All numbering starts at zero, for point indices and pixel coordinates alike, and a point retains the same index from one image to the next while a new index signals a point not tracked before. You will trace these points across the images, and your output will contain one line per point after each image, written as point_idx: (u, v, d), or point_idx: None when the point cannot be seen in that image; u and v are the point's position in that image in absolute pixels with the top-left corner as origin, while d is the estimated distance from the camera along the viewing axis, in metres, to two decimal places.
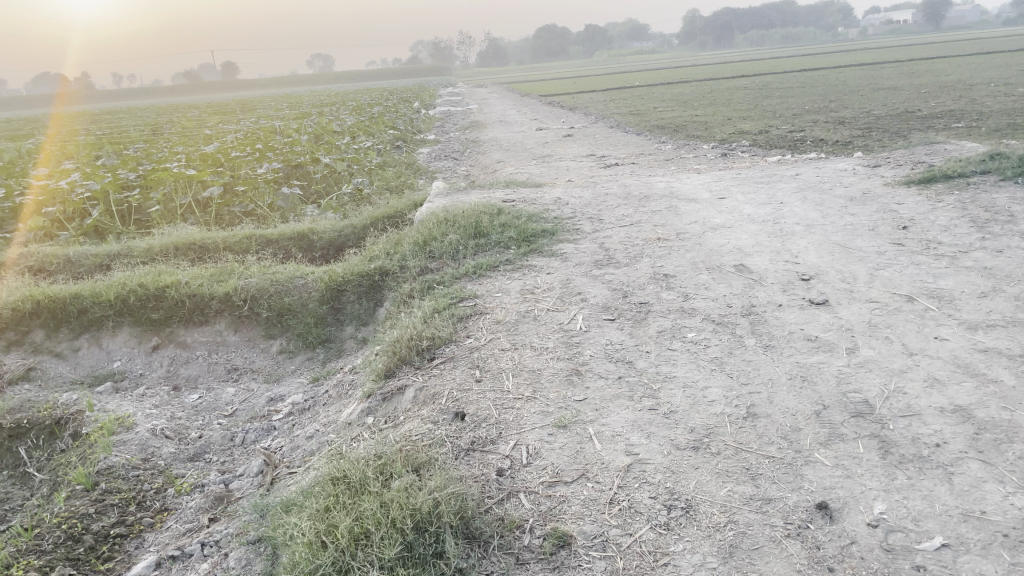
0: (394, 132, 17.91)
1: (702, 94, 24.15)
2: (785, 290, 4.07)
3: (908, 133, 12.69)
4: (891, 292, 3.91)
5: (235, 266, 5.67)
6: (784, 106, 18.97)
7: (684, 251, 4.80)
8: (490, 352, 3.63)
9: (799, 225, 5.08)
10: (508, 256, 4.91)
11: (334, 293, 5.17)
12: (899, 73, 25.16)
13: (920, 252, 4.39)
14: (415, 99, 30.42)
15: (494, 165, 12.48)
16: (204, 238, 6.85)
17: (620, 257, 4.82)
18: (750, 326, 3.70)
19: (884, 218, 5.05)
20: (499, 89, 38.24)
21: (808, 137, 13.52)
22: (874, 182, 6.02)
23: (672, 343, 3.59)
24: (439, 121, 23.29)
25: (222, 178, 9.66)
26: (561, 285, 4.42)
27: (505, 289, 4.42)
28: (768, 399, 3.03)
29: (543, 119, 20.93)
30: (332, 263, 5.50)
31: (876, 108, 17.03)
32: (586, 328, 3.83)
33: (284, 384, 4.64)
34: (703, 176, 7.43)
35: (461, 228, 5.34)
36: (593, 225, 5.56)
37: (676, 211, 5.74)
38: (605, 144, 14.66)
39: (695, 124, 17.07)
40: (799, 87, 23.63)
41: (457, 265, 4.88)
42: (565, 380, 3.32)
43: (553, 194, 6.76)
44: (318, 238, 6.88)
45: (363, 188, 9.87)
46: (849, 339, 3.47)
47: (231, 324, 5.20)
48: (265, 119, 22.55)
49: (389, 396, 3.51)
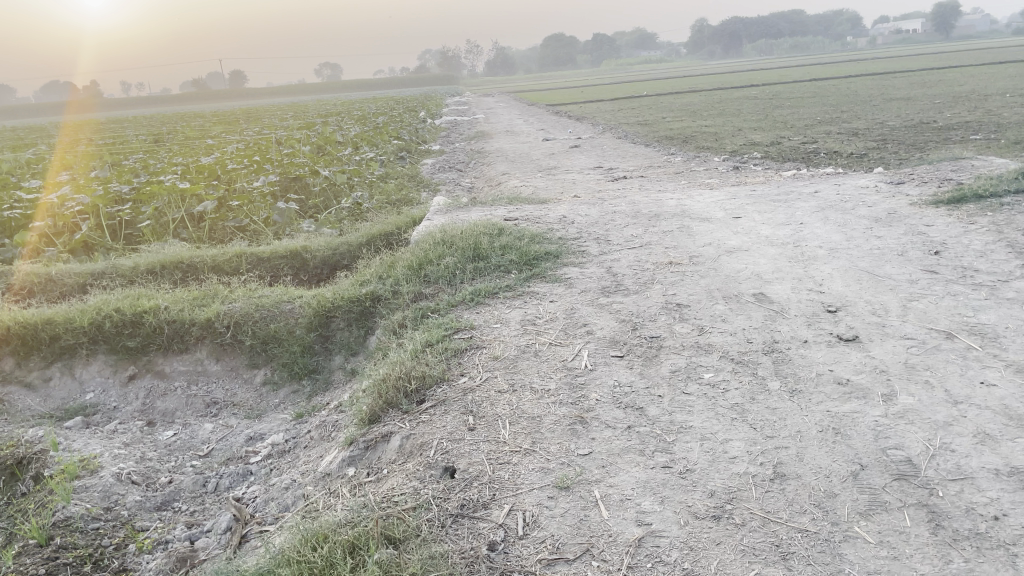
0: (398, 143, 17.65)
1: (713, 104, 23.81)
2: (809, 324, 3.72)
3: (926, 146, 12.34)
4: (927, 328, 3.56)
5: (220, 288, 5.36)
6: (795, 117, 18.60)
7: (699, 277, 4.46)
8: (486, 394, 3.28)
9: (821, 249, 4.73)
10: (509, 282, 4.57)
11: (323, 320, 4.84)
12: (912, 83, 24.78)
13: (956, 281, 4.04)
14: (422, 108, 30.23)
15: (499, 177, 12.16)
16: (192, 257, 6.56)
17: (629, 283, 4.48)
18: (773, 365, 3.35)
19: (912, 241, 4.70)
20: (505, 99, 38.05)
21: (821, 149, 13.17)
22: (899, 201, 5.67)
23: (687, 387, 3.24)
24: (443, 132, 23.04)
25: (217, 191, 9.38)
26: (565, 316, 4.08)
27: (504, 320, 4.08)
28: (798, 456, 2.68)
29: (549, 129, 20.66)
30: (322, 287, 5.18)
31: (890, 119, 16.66)
32: (592, 366, 3.48)
33: (265, 421, 4.31)
34: (716, 192, 7.08)
35: (459, 250, 5.00)
36: (601, 246, 5.22)
37: (689, 231, 5.41)
38: (613, 155, 14.33)
39: (705, 135, 16.75)
40: (810, 97, 23.30)
41: (454, 292, 4.54)
42: (568, 430, 2.96)
43: (558, 212, 6.42)
44: (311, 257, 6.59)
45: (362, 202, 9.57)
46: (885, 383, 3.11)
47: (212, 352, 4.88)
48: (268, 129, 22.34)
49: (372, 444, 3.17)
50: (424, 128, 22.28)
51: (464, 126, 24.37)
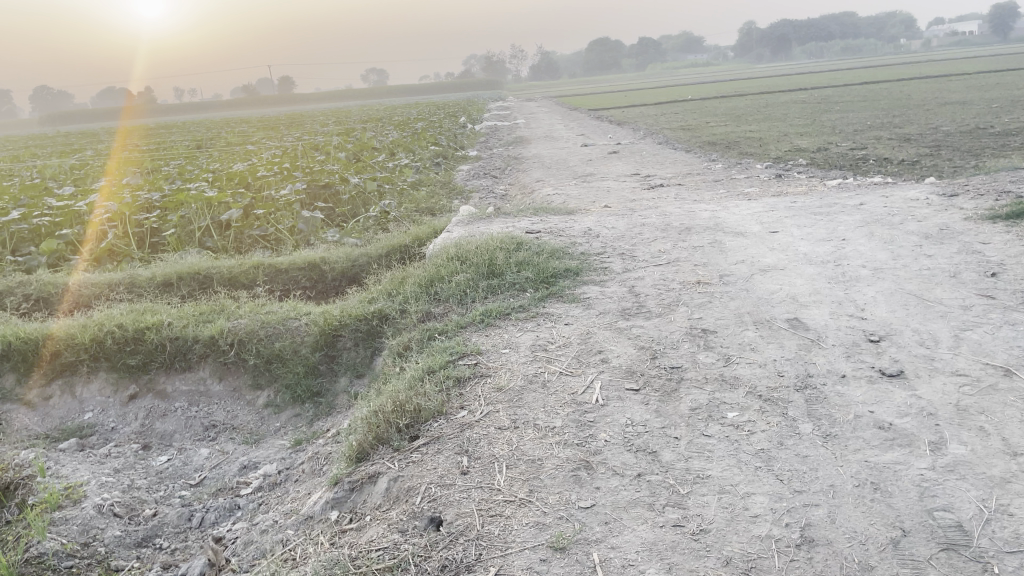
0: (435, 149, 17.49)
1: (758, 109, 23.23)
2: (848, 355, 3.36)
3: (982, 153, 11.73)
4: (982, 363, 3.17)
5: (227, 302, 5.17)
6: (843, 122, 18.00)
7: (729, 299, 4.11)
8: (485, 432, 2.99)
9: (864, 269, 4.35)
10: (523, 302, 4.28)
11: (329, 339, 4.60)
12: (967, 86, 23.89)
13: (1016, 307, 3.64)
14: (463, 114, 30.08)
15: (532, 185, 11.87)
16: (209, 268, 6.40)
17: (652, 304, 4.15)
18: (806, 405, 3.00)
19: (966, 261, 4.29)
20: (546, 104, 37.82)
21: (870, 155, 12.64)
22: (952, 216, 5.24)
23: (708, 427, 2.91)
24: (482, 138, 22.85)
25: (243, 199, 9.24)
26: (579, 341, 3.77)
27: (514, 345, 3.79)
28: (829, 517, 2.34)
29: (589, 135, 20.33)
30: (331, 303, 4.95)
31: (943, 124, 16.00)
32: (604, 400, 3.17)
33: (262, 447, 4.07)
34: (754, 203, 6.70)
35: (473, 266, 4.73)
36: (626, 263, 4.90)
37: (721, 247, 5.06)
38: (652, 161, 13.96)
39: (749, 140, 16.25)
40: (860, 101, 22.60)
41: (465, 312, 4.26)
42: (570, 477, 2.66)
43: (585, 224, 6.11)
44: (330, 270, 6.41)
45: (389, 211, 9.37)
46: (933, 430, 2.75)
47: (215, 372, 4.68)
48: (308, 135, 22.38)
49: (358, 486, 2.90)
50: (462, 134, 22.11)
51: (503, 132, 24.14)
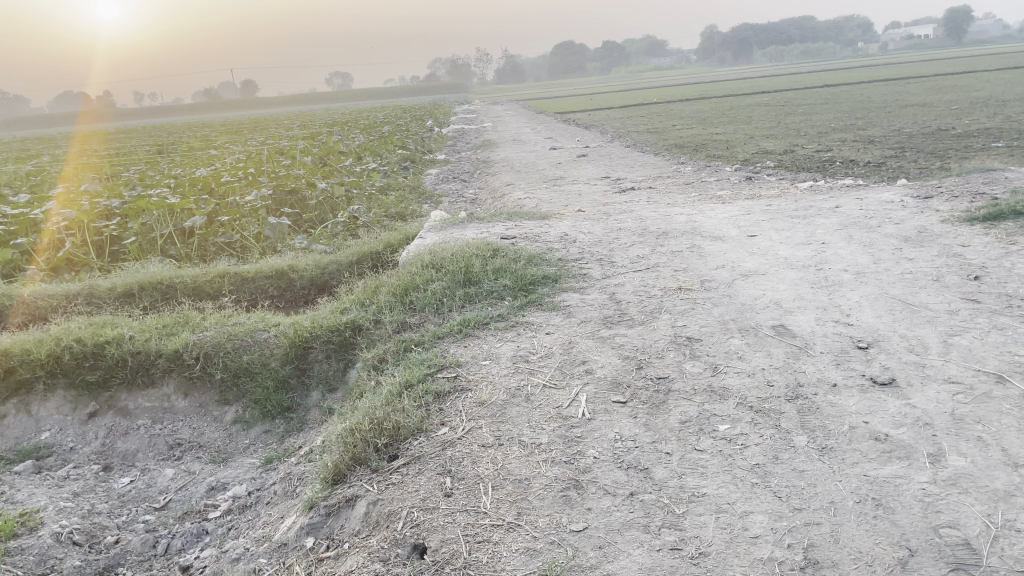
0: (402, 153, 17.30)
1: (723, 111, 23.37)
2: (838, 363, 3.28)
3: (947, 155, 11.86)
4: (973, 370, 3.11)
5: (191, 314, 4.97)
6: (808, 124, 18.16)
7: (712, 306, 4.02)
8: (467, 450, 2.85)
9: (847, 273, 4.29)
10: (501, 311, 4.15)
11: (299, 352, 4.43)
12: (927, 89, 24.26)
13: (1002, 312, 3.59)
14: (429, 117, 29.90)
15: (503, 189, 11.74)
16: (172, 278, 6.18)
17: (634, 311, 4.05)
18: (799, 416, 2.91)
19: (948, 264, 4.25)
20: (513, 107, 37.76)
21: (837, 157, 12.71)
22: (929, 218, 5.21)
23: (699, 442, 2.80)
24: (449, 141, 22.69)
25: (207, 206, 8.98)
26: (561, 351, 3.65)
27: (494, 356, 3.66)
28: (832, 537, 2.24)
29: (557, 138, 20.26)
30: (300, 313, 4.78)
31: (906, 126, 16.20)
32: (591, 414, 3.05)
33: (231, 467, 3.89)
34: (728, 206, 6.64)
35: (449, 274, 4.59)
36: (605, 269, 4.79)
37: (700, 252, 4.97)
38: (621, 164, 13.92)
39: (717, 143, 16.31)
40: (824, 103, 22.86)
41: (441, 322, 4.12)
42: (560, 497, 2.54)
43: (561, 229, 6.01)
44: (298, 278, 6.22)
45: (358, 216, 9.17)
46: (930, 441, 2.67)
47: (179, 387, 4.49)
48: (273, 139, 22.03)
49: (335, 510, 2.75)
50: (430, 137, 21.94)
51: (470, 136, 23.99)
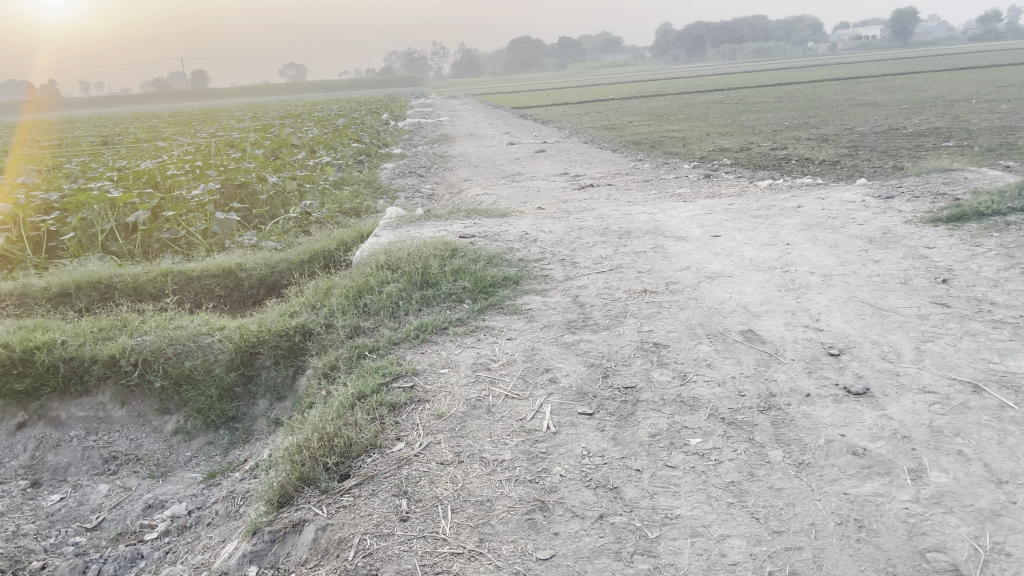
0: (357, 147, 16.97)
1: (679, 108, 23.47)
2: (810, 371, 3.17)
3: (900, 154, 12.00)
4: (949, 378, 3.02)
5: (130, 316, 4.69)
6: (763, 122, 18.29)
7: (678, 310, 3.89)
8: (425, 469, 2.67)
9: (814, 275, 4.19)
10: (460, 315, 3.96)
11: (245, 357, 4.19)
12: (876, 88, 24.66)
13: (973, 316, 3.52)
14: (385, 110, 29.54)
15: (460, 185, 11.53)
16: (112, 276, 5.86)
17: (598, 315, 3.90)
18: (773, 429, 2.78)
19: (914, 267, 4.18)
20: (469, 101, 37.50)
21: (793, 155, 12.77)
22: (893, 218, 5.17)
23: (671, 457, 2.65)
24: (405, 135, 22.38)
25: (151, 200, 8.62)
26: (524, 359, 3.48)
27: (452, 364, 3.47)
28: (815, 563, 2.11)
29: (513, 133, 20.09)
30: (248, 316, 4.54)
31: (859, 125, 16.40)
32: (556, 428, 2.88)
33: (170, 482, 3.65)
34: (690, 205, 6.54)
35: (405, 275, 4.38)
36: (567, 270, 4.64)
37: (664, 252, 4.85)
38: (579, 160, 13.82)
39: (673, 140, 16.31)
40: (778, 101, 23.09)
41: (397, 327, 3.92)
42: (524, 521, 2.36)
43: (520, 227, 5.84)
44: (246, 277, 5.97)
45: (311, 212, 8.88)
46: (910, 456, 2.56)
47: (116, 396, 4.21)
48: (224, 130, 21.48)
49: (281, 536, 2.53)
50: (385, 131, 21.59)
51: (426, 130, 23.68)
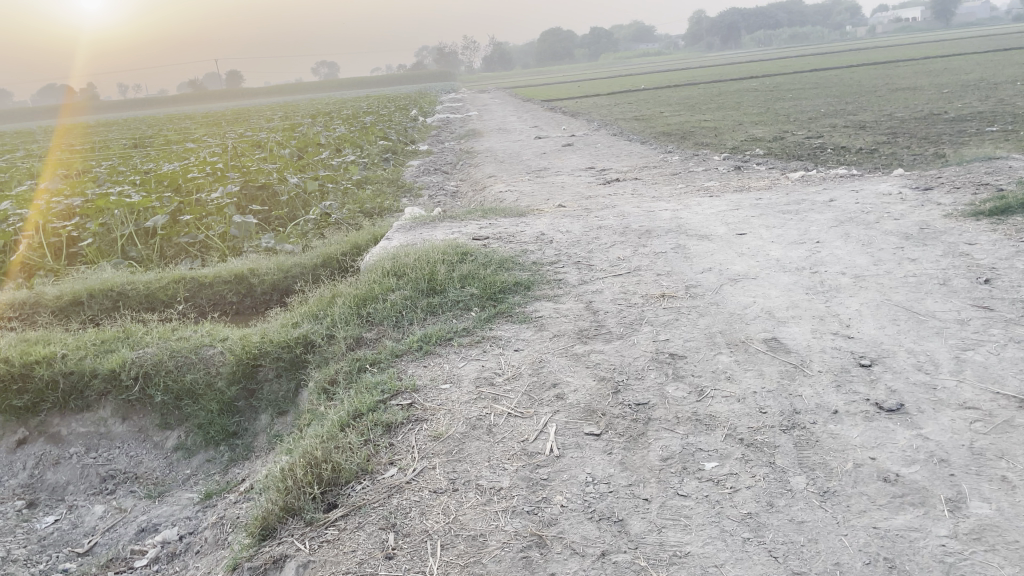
0: (383, 144, 16.87)
1: (711, 97, 23.02)
2: (838, 385, 2.92)
3: (940, 140, 11.55)
4: (992, 393, 2.75)
5: (135, 328, 4.58)
6: (796, 109, 17.82)
7: (697, 317, 3.65)
8: (417, 498, 2.48)
9: (844, 277, 3.92)
10: (467, 324, 3.77)
11: (247, 370, 4.04)
12: (915, 72, 23.95)
13: (1018, 321, 3.23)
14: (414, 106, 29.46)
15: (484, 182, 11.35)
16: (124, 283, 5.78)
17: (612, 323, 3.68)
18: (796, 451, 2.55)
19: (954, 266, 3.89)
20: (499, 95, 37.28)
21: (828, 144, 12.36)
22: (931, 212, 4.86)
23: (684, 485, 2.43)
24: (433, 131, 22.25)
25: (171, 203, 8.57)
26: (530, 372, 3.28)
27: (455, 378, 3.28)
28: None
29: (541, 127, 19.85)
30: (252, 326, 4.39)
31: (897, 110, 15.90)
32: (560, 451, 2.67)
33: (166, 504, 3.52)
34: (716, 200, 6.27)
35: (411, 282, 4.20)
36: (582, 273, 4.42)
37: (684, 253, 4.61)
38: (607, 153, 13.55)
39: (704, 130, 15.95)
40: (813, 88, 22.54)
41: (400, 338, 3.74)
42: (519, 559, 2.16)
43: (537, 227, 5.64)
44: (259, 283, 5.86)
45: (330, 213, 8.78)
46: (949, 483, 2.31)
47: (116, 411, 4.10)
48: (253, 131, 21.55)
49: (262, 572, 2.36)
50: (413, 127, 21.48)
51: (454, 125, 23.54)
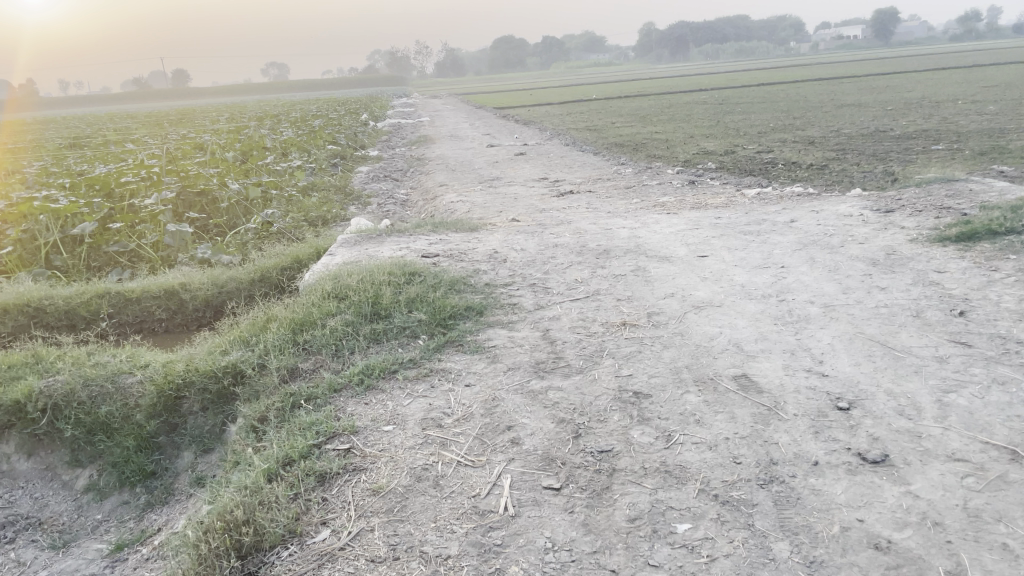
0: (332, 148, 16.43)
1: (663, 109, 23.06)
2: (817, 431, 2.69)
3: (889, 157, 11.62)
4: (980, 442, 2.55)
5: (46, 352, 4.16)
6: (747, 123, 17.92)
7: (662, 349, 3.40)
8: (352, 569, 2.16)
9: (813, 306, 3.73)
10: (413, 354, 3.47)
11: (169, 402, 3.67)
12: (860, 89, 24.37)
13: (1000, 359, 3.06)
14: (366, 110, 28.97)
15: (434, 191, 11.03)
16: (41, 298, 5.34)
17: (571, 355, 3.41)
18: (776, 511, 2.31)
19: (926, 296, 3.72)
20: (451, 101, 36.95)
21: (779, 159, 12.35)
22: (896, 236, 4.71)
23: (654, 552, 2.17)
24: (384, 136, 21.84)
25: (101, 209, 8.08)
26: (482, 412, 2.99)
27: (398, 419, 2.97)
28: None
29: (495, 134, 19.60)
30: (176, 352, 4.01)
31: (845, 126, 16.05)
32: (516, 509, 2.39)
33: (72, 557, 3.14)
34: (675, 218, 6.07)
35: (354, 306, 3.87)
36: (538, 297, 4.15)
37: (645, 276, 4.37)
38: (560, 164, 13.36)
39: (657, 142, 15.88)
40: (763, 101, 22.75)
41: (339, 369, 3.42)
42: None
43: (490, 244, 5.36)
44: (191, 299, 5.48)
45: (272, 221, 8.39)
46: (946, 551, 2.08)
47: (20, 448, 3.69)
48: (197, 132, 20.88)
49: None
50: (363, 132, 21.04)
51: (405, 131, 23.15)
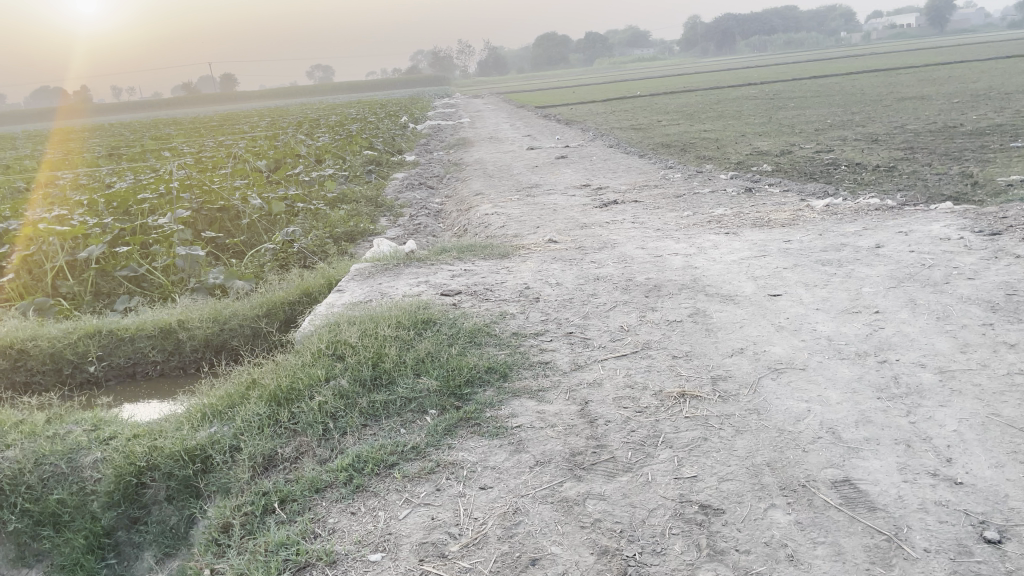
0: (367, 153, 15.89)
1: (711, 105, 22.09)
2: None
3: (964, 156, 10.63)
4: None
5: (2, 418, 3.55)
6: (802, 119, 16.94)
7: (734, 435, 2.65)
8: None
9: (925, 370, 2.94)
10: (417, 439, 2.78)
11: (130, 491, 3.02)
12: (920, 79, 23.10)
13: None
14: (406, 112, 28.42)
15: (469, 200, 10.37)
16: (24, 341, 4.75)
17: (618, 442, 2.68)
18: None
19: None
20: (493, 101, 36.30)
21: (840, 160, 11.42)
22: (1013, 268, 3.88)
23: None
24: (423, 138, 21.27)
25: (113, 229, 7.54)
26: (499, 534, 2.27)
27: (390, 543, 2.27)
28: None
29: (537, 136, 18.89)
30: (145, 423, 3.36)
31: (909, 122, 14.99)
32: None
33: None
34: (735, 240, 5.28)
35: (351, 371, 3.21)
36: (575, 352, 3.42)
37: (706, 323, 3.62)
38: (603, 168, 12.60)
39: (706, 141, 14.99)
40: (816, 95, 21.65)
41: (325, 461, 2.75)
42: None
43: (523, 276, 4.65)
44: (187, 343, 4.87)
45: (293, 239, 7.79)
46: None
47: None
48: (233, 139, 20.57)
49: None
50: (400, 135, 20.50)
51: (443, 133, 22.56)
